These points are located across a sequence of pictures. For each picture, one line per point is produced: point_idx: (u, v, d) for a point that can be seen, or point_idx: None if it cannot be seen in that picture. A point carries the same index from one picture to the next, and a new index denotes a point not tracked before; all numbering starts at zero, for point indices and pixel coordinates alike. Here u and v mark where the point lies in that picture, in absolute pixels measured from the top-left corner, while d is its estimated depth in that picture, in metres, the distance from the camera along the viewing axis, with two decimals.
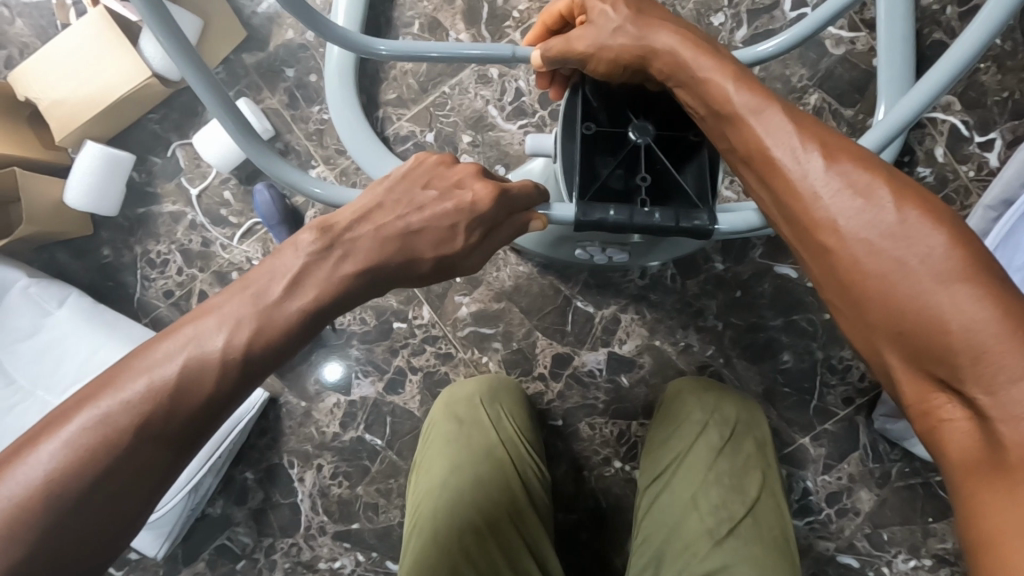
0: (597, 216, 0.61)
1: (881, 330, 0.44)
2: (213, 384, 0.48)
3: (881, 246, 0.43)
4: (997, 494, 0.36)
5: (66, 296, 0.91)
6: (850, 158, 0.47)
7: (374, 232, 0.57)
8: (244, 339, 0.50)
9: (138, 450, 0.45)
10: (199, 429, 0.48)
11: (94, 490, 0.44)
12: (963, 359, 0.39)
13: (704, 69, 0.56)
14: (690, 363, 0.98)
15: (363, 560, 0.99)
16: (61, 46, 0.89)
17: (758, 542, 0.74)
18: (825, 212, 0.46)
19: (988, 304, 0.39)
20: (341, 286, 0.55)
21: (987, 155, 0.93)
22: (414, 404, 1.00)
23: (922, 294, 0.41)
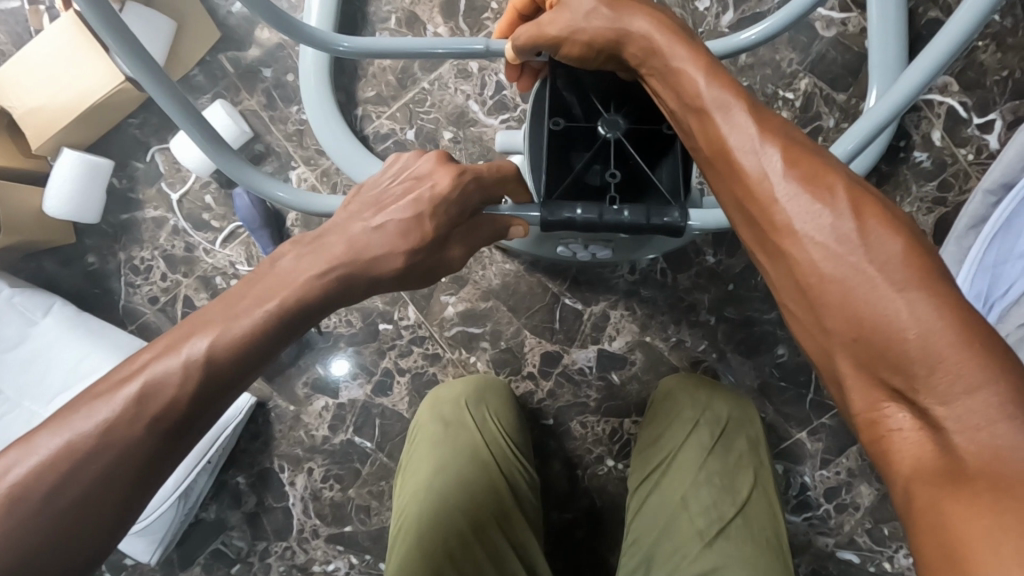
0: (566, 216, 0.59)
1: (835, 337, 0.41)
2: (175, 390, 0.46)
3: (840, 249, 0.41)
4: (961, 504, 0.34)
5: (51, 305, 0.91)
6: (811, 157, 0.45)
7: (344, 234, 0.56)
8: (209, 342, 0.48)
9: (98, 463, 0.43)
10: (166, 442, 0.46)
11: (49, 504, 0.42)
12: (919, 369, 0.37)
13: (672, 62, 0.53)
14: (682, 359, 0.96)
15: (357, 562, 0.99)
16: (34, 53, 0.88)
17: (751, 542, 0.72)
18: (783, 212, 0.43)
19: (944, 310, 0.37)
20: (310, 284, 0.53)
21: (987, 138, 0.89)
22: (403, 406, 0.99)
23: (876, 303, 0.39)
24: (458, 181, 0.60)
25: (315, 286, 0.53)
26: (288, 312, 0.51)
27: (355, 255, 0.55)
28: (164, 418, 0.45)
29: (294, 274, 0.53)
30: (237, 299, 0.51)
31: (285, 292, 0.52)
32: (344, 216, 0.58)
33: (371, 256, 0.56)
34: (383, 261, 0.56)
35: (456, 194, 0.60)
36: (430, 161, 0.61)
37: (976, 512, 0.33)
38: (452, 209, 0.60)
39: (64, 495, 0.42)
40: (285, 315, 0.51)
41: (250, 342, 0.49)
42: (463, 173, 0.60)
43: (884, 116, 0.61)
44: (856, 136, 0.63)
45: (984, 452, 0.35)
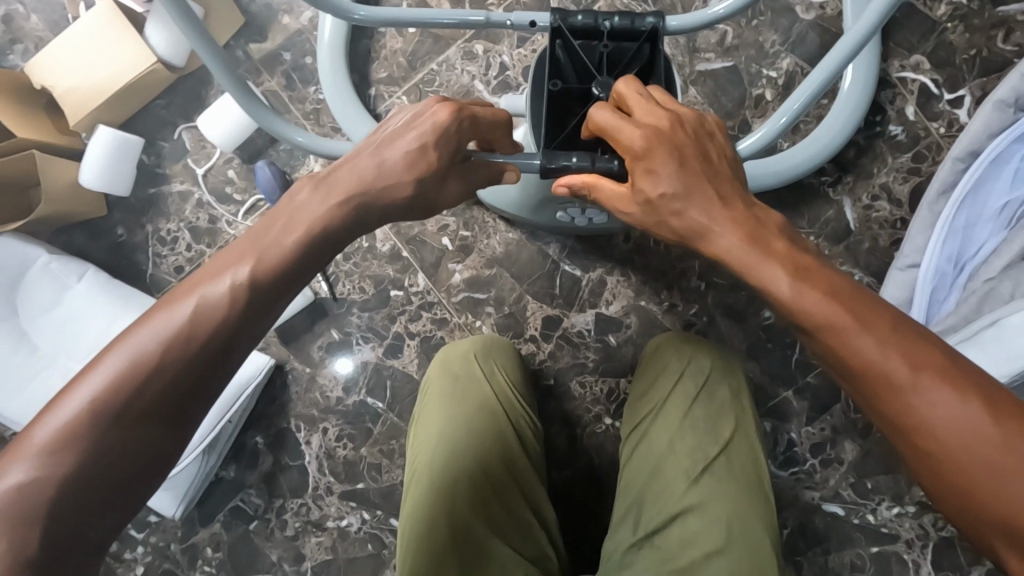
0: (561, 163, 0.65)
1: (876, 411, 0.49)
2: (222, 314, 0.50)
3: (871, 354, 0.48)
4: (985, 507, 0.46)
5: (85, 271, 0.97)
6: (822, 284, 0.51)
7: (356, 167, 0.60)
8: (250, 270, 0.52)
9: (159, 381, 0.48)
10: (214, 366, 0.50)
11: (120, 424, 0.47)
12: (940, 432, 0.46)
13: (622, 127, 0.59)
14: (675, 322, 1.02)
15: (368, 518, 1.05)
16: (73, 37, 0.95)
17: (731, 480, 0.79)
18: (823, 330, 0.50)
19: (948, 389, 0.46)
20: (327, 215, 0.57)
21: (957, 112, 0.96)
22: (413, 368, 1.05)
23: (906, 391, 0.47)
24: (456, 117, 0.63)
25: (333, 217, 0.57)
26: (311, 241, 0.56)
27: (365, 186, 0.60)
28: (214, 339, 0.50)
29: (312, 206, 0.57)
30: (265, 230, 0.55)
31: (307, 227, 0.56)
32: (350, 151, 0.62)
33: (377, 186, 0.60)
34: (391, 192, 0.61)
35: (453, 129, 0.63)
36: (429, 99, 0.64)
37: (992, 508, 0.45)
38: (450, 142, 0.63)
39: (135, 410, 0.47)
40: (312, 242, 0.56)
41: (281, 267, 0.54)
42: (461, 108, 0.63)
43: (867, 28, 0.68)
44: (837, 54, 0.70)
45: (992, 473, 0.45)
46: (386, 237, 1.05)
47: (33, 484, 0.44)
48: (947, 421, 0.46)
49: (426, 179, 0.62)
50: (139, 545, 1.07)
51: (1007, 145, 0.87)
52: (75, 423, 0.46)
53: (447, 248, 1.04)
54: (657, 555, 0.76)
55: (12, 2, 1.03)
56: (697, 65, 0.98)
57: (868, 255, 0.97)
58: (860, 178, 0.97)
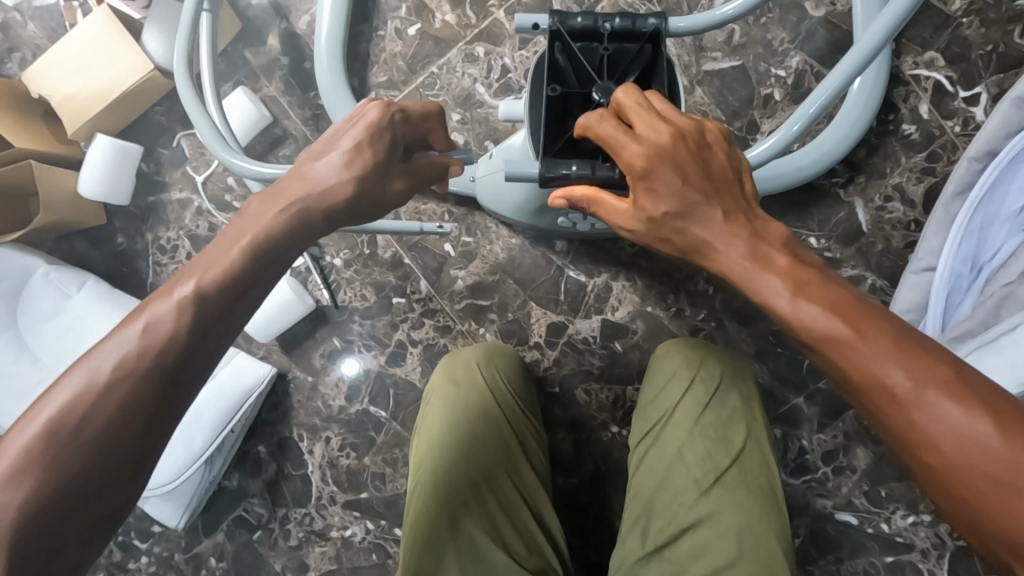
0: (561, 172, 0.62)
1: (877, 421, 0.47)
2: (167, 332, 0.49)
3: (866, 361, 0.46)
4: (997, 524, 0.43)
5: (85, 281, 0.96)
6: (820, 292, 0.50)
7: (300, 170, 0.60)
8: (194, 283, 0.51)
9: (109, 406, 0.46)
10: (167, 385, 0.48)
11: (73, 453, 0.45)
12: (946, 445, 0.44)
13: (624, 137, 0.56)
14: (682, 327, 1.00)
15: (372, 528, 1.04)
16: (67, 44, 0.94)
17: (743, 489, 0.77)
18: (815, 335, 0.49)
19: (952, 398, 0.44)
20: (276, 219, 0.56)
21: (973, 110, 0.93)
22: (416, 375, 1.03)
23: (903, 399, 0.45)
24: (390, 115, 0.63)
25: (281, 222, 0.56)
26: (258, 247, 0.54)
27: (311, 193, 0.58)
28: (166, 355, 0.48)
29: (262, 215, 0.56)
30: (213, 245, 0.54)
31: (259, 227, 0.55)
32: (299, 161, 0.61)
33: (312, 185, 0.59)
34: (333, 192, 0.59)
35: (385, 127, 0.62)
36: (362, 101, 0.64)
37: (1007, 522, 0.42)
38: (385, 136, 0.63)
39: (84, 439, 0.45)
40: (261, 249, 0.54)
41: (228, 279, 0.52)
42: (391, 103, 0.63)
43: (886, 29, 0.65)
44: (857, 54, 0.66)
45: (1005, 489, 0.43)
46: (387, 243, 1.03)
47: None
48: (955, 437, 0.44)
49: (362, 176, 0.60)
50: (144, 555, 1.07)
51: None
52: (22, 459, 0.44)
53: (449, 254, 1.03)
54: (668, 567, 0.75)
55: (8, 10, 1.02)
56: (703, 65, 0.95)
57: (880, 257, 0.94)
58: (872, 178, 0.94)
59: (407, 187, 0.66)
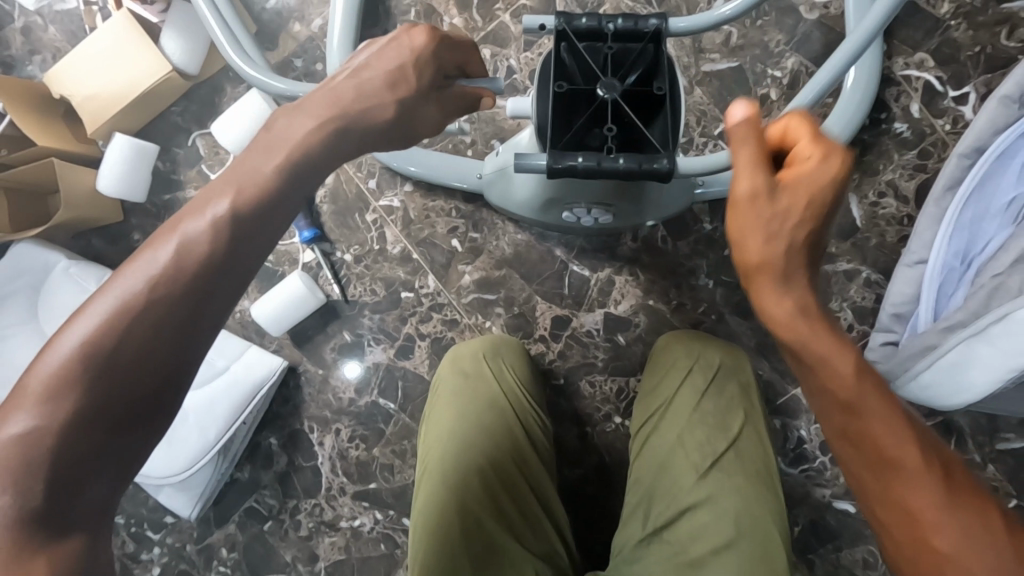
0: (568, 163, 0.65)
1: (878, 489, 0.50)
2: (200, 252, 0.51)
3: (896, 434, 0.49)
4: None
5: (103, 275, 0.99)
6: (870, 367, 0.51)
7: (334, 91, 0.61)
8: (226, 206, 0.53)
9: (144, 320, 0.49)
10: (200, 303, 0.51)
11: (114, 363, 0.48)
12: (936, 533, 0.47)
13: (746, 164, 0.52)
14: (683, 321, 1.03)
15: (381, 518, 1.06)
16: (88, 46, 0.97)
17: (741, 473, 0.79)
18: (860, 397, 0.50)
19: (952, 497, 0.48)
20: (304, 142, 0.58)
21: (962, 109, 0.96)
22: (424, 368, 1.06)
23: (914, 483, 0.48)
24: (432, 40, 0.64)
25: (310, 145, 0.58)
26: (285, 173, 0.56)
27: (341, 110, 0.60)
28: (198, 278, 0.51)
29: (287, 140, 0.57)
30: (238, 166, 0.56)
31: (285, 153, 0.57)
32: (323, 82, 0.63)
33: (359, 103, 0.61)
34: (371, 116, 0.62)
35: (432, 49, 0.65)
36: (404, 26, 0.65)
37: None
38: (429, 66, 0.65)
39: (124, 348, 0.48)
40: (288, 176, 0.56)
41: (259, 202, 0.54)
42: (436, 30, 0.65)
43: (873, 26, 0.69)
44: (846, 51, 0.70)
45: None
46: (396, 240, 1.06)
47: (41, 428, 0.46)
48: (930, 508, 0.48)
49: (401, 93, 0.63)
50: (156, 546, 1.09)
51: (1015, 139, 0.86)
52: (68, 364, 0.47)
53: (457, 250, 1.06)
54: (667, 548, 0.77)
55: (29, 14, 1.06)
56: (702, 66, 0.99)
57: (874, 252, 0.98)
58: (866, 175, 0.98)
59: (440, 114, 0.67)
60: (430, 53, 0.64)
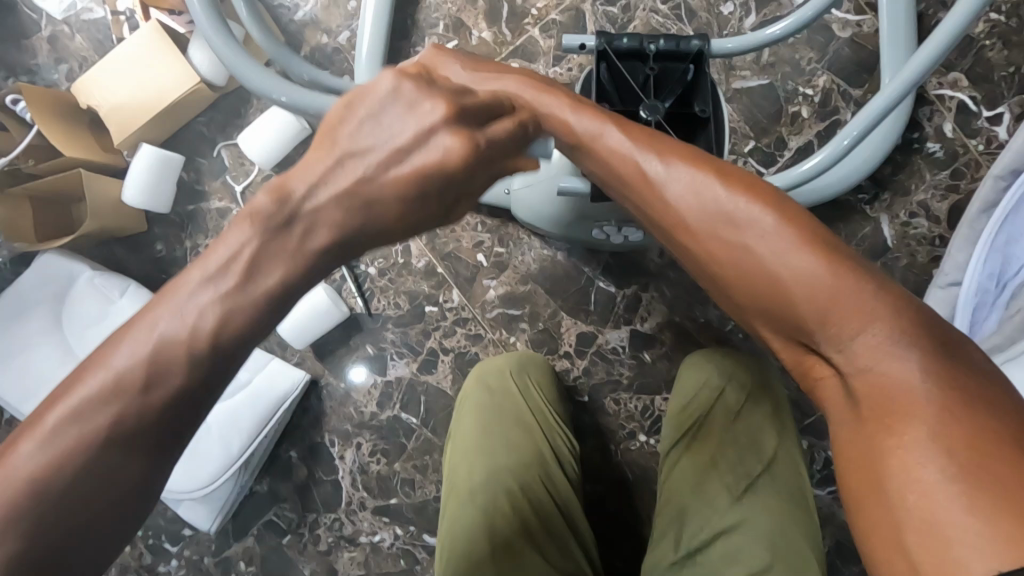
0: (612, 187, 0.64)
1: (782, 323, 0.52)
2: (179, 375, 0.48)
3: (764, 254, 0.52)
4: (877, 436, 0.46)
5: (127, 286, 0.98)
6: (758, 198, 0.53)
7: (332, 190, 0.54)
8: (212, 323, 0.49)
9: (117, 437, 0.46)
10: (172, 418, 0.48)
11: (76, 480, 0.44)
12: (819, 323, 0.49)
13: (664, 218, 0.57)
14: (710, 339, 1.02)
15: (401, 533, 1.05)
16: (116, 57, 0.97)
17: (775, 497, 0.78)
18: (728, 234, 0.53)
19: (821, 269, 0.49)
20: (304, 264, 0.53)
21: (996, 129, 0.95)
22: (446, 383, 1.05)
23: (784, 274, 0.50)
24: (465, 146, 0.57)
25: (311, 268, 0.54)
26: (277, 299, 0.52)
27: (353, 223, 0.55)
28: (170, 398, 0.48)
29: (274, 261, 0.52)
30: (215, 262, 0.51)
31: (287, 266, 0.53)
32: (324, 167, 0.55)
33: (364, 213, 0.55)
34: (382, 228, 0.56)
35: (466, 158, 0.57)
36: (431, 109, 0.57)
37: (876, 437, 0.46)
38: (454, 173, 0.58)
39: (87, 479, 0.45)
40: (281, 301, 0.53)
41: (248, 325, 0.51)
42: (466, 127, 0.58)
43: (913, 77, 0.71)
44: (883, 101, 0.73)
45: (878, 384, 0.47)
46: (421, 253, 1.05)
47: None
48: (830, 304, 0.48)
49: (413, 206, 0.57)
50: (174, 559, 1.08)
51: None
52: (31, 478, 0.43)
53: (482, 264, 1.05)
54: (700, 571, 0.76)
55: (57, 22, 1.05)
56: (733, 83, 0.98)
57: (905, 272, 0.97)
58: (897, 195, 0.97)
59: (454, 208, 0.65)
60: (461, 162, 0.57)
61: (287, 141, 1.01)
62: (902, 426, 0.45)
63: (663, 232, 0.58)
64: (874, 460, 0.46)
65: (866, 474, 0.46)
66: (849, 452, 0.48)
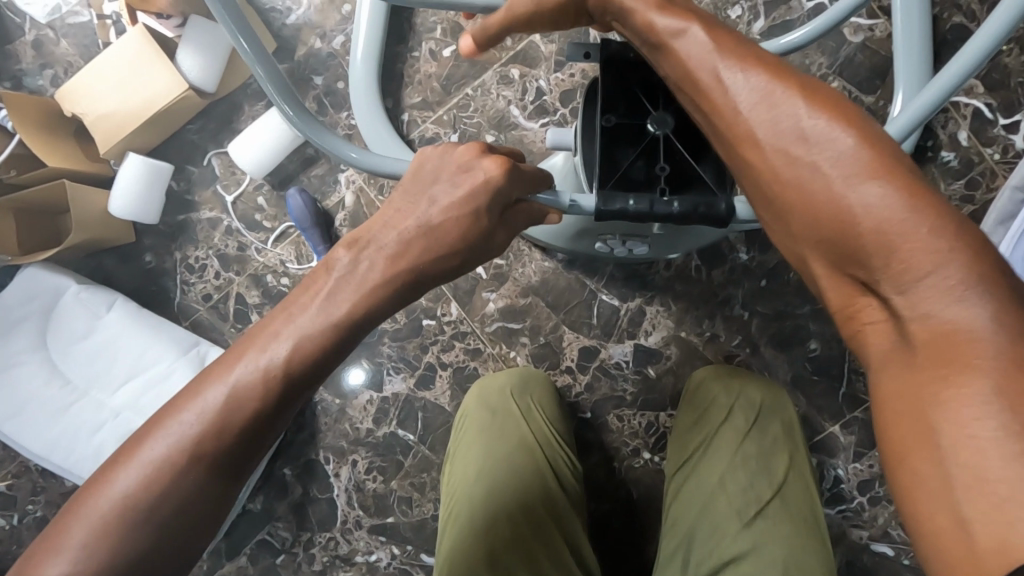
0: (619, 206, 0.61)
1: (806, 237, 0.47)
2: (253, 405, 0.50)
3: (833, 173, 0.45)
4: (910, 381, 0.41)
5: (114, 300, 0.95)
6: (855, 122, 0.47)
7: (399, 230, 0.60)
8: (285, 351, 0.52)
9: (194, 469, 0.48)
10: (244, 449, 0.50)
11: (156, 508, 0.47)
12: (879, 261, 0.43)
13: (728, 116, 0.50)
14: (717, 353, 0.99)
15: (398, 553, 1.02)
16: (103, 64, 0.94)
17: (788, 521, 0.75)
18: (746, 126, 0.49)
19: (893, 198, 0.43)
20: (376, 294, 0.57)
21: (1013, 137, 0.92)
22: (445, 399, 1.02)
23: (836, 194, 0.45)
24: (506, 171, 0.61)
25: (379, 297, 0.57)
26: (346, 330, 0.55)
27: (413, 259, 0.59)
28: (242, 430, 0.50)
29: (342, 291, 0.56)
30: (300, 302, 0.56)
31: (355, 297, 0.56)
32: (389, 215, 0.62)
33: (427, 245, 0.60)
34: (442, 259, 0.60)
35: (509, 179, 0.61)
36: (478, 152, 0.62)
37: (924, 388, 0.40)
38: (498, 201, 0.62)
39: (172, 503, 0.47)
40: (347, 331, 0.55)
41: (320, 353, 0.53)
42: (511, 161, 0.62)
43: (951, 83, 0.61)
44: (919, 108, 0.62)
45: (935, 330, 0.40)
46: None
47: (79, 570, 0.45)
48: (888, 224, 0.42)
49: (473, 229, 0.61)
50: None
51: None
52: (118, 510, 0.46)
53: (481, 276, 1.02)
54: None
55: (41, 26, 1.02)
56: None
57: None
58: None
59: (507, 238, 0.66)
60: (504, 180, 0.61)
61: (280, 150, 0.98)
62: (960, 374, 0.38)
63: (722, 143, 0.52)
64: (919, 408, 0.39)
65: (911, 426, 0.39)
66: (893, 402, 0.41)
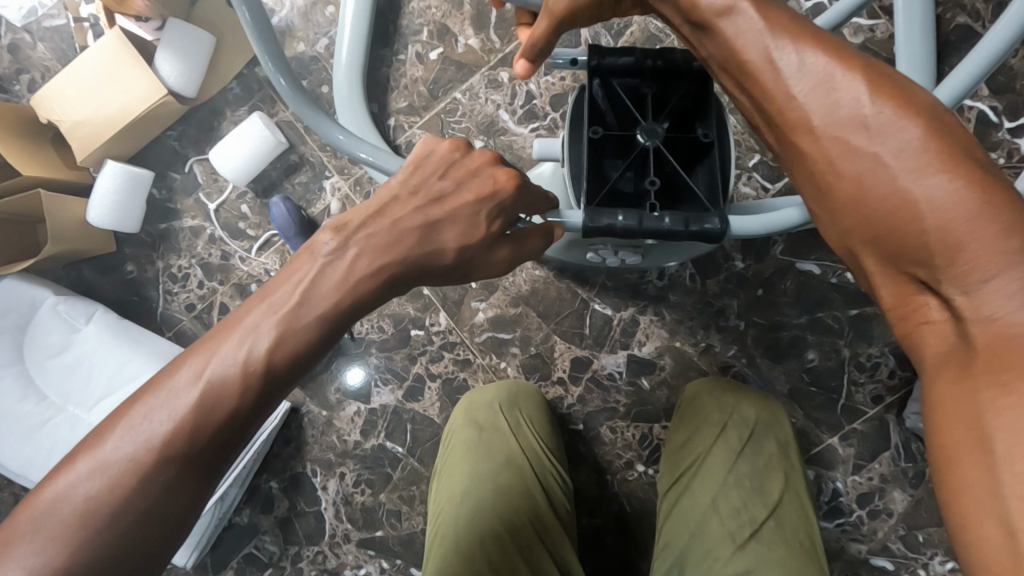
0: (606, 222, 0.59)
1: (856, 233, 0.44)
2: (233, 403, 0.46)
3: (894, 164, 0.41)
4: (961, 387, 0.38)
5: (94, 313, 0.93)
6: (919, 107, 0.42)
7: (392, 219, 0.56)
8: (268, 347, 0.48)
9: (164, 473, 0.44)
10: (216, 451, 0.46)
11: (118, 517, 0.42)
12: (941, 261, 0.39)
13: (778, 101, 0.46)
14: (712, 364, 0.96)
15: (387, 567, 1.00)
16: (78, 68, 0.91)
17: (783, 545, 0.73)
18: (799, 111, 0.45)
19: (963, 193, 0.39)
20: (357, 292, 0.53)
21: (1018, 141, 0.89)
22: (434, 411, 1.00)
23: (897, 188, 0.41)
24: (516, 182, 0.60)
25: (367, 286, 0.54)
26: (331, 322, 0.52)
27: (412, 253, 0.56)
28: (217, 429, 0.46)
29: (323, 278, 0.52)
30: (279, 291, 0.51)
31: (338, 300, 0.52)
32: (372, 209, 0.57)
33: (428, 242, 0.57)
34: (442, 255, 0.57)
35: (517, 191, 0.60)
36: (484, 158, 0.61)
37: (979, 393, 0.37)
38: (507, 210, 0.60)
39: (130, 510, 0.42)
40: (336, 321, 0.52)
41: (304, 349, 0.50)
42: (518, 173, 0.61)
43: None
44: None
45: (997, 337, 0.37)
46: None
47: None
48: (954, 224, 0.39)
49: (473, 235, 0.58)
50: None
51: None
52: (77, 517, 0.42)
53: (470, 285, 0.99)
54: None
55: (18, 30, 0.99)
56: None
57: None
58: None
59: (510, 257, 0.61)
60: (515, 194, 0.59)
61: (263, 156, 0.96)
62: (1018, 380, 0.36)
63: (773, 128, 0.48)
64: (976, 417, 0.37)
65: (966, 432, 0.37)
66: (946, 409, 0.39)
